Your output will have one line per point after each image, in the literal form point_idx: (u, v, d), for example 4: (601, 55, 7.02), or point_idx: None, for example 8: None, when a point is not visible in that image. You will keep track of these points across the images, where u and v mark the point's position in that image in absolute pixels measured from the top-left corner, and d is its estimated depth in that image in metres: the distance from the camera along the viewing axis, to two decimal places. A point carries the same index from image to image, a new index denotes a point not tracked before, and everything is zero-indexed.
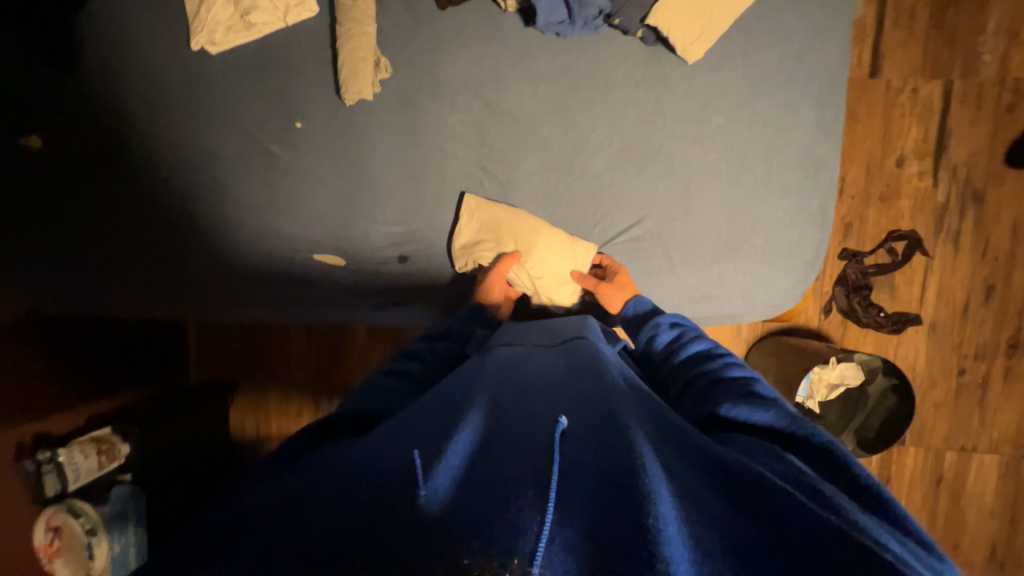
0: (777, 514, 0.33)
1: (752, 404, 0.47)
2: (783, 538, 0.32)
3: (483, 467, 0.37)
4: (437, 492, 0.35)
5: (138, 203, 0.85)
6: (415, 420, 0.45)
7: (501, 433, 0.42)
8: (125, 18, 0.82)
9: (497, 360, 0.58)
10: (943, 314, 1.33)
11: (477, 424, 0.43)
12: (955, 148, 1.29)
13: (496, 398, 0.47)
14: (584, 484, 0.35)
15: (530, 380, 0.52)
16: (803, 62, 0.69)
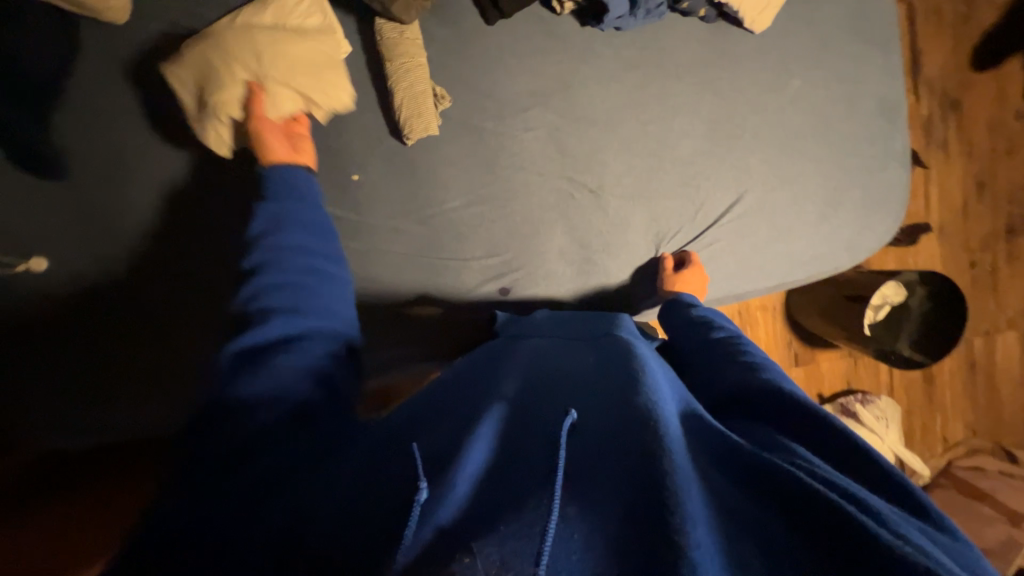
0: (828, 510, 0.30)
1: (797, 391, 0.43)
2: (801, 503, 0.30)
3: (526, 488, 0.32)
4: (450, 503, 0.32)
5: (114, 279, 0.70)
6: (450, 432, 0.38)
7: (520, 428, 0.38)
8: (119, 100, 0.70)
9: (521, 346, 0.54)
10: (948, 217, 1.44)
11: (519, 430, 0.38)
12: (928, 64, 1.38)
13: (530, 396, 0.42)
14: (594, 487, 0.32)
15: (553, 365, 0.48)
16: (859, 12, 0.71)
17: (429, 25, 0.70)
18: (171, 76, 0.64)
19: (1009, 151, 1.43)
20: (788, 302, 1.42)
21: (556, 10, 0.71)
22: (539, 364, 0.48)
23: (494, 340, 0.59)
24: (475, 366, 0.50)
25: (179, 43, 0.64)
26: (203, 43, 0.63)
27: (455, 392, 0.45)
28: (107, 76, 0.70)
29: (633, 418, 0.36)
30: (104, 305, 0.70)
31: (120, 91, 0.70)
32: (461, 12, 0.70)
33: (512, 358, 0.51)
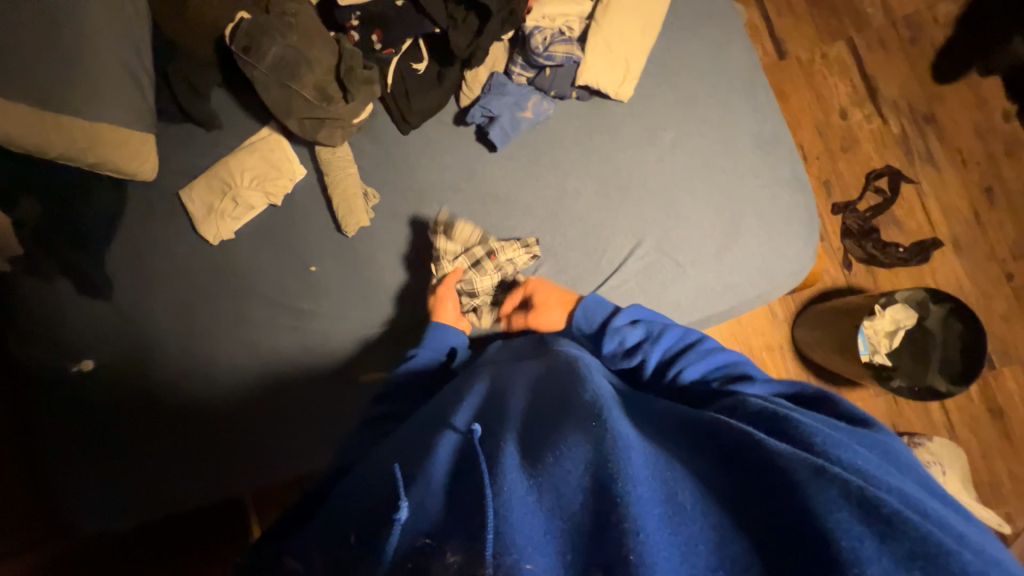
0: (757, 465, 0.43)
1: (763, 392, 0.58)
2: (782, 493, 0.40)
3: (499, 507, 0.39)
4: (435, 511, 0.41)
5: (151, 382, 0.96)
6: (450, 458, 0.47)
7: (522, 445, 0.46)
8: (154, 239, 0.98)
9: (492, 381, 0.63)
10: (959, 228, 1.34)
11: (500, 443, 0.46)
12: (886, 87, 1.39)
13: (527, 419, 0.51)
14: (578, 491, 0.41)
15: (525, 399, 0.56)
16: (720, 69, 0.79)
17: (358, 143, 0.88)
18: (187, 202, 0.91)
19: (1012, 153, 1.34)
20: (792, 340, 1.36)
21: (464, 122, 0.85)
22: (532, 392, 0.57)
23: (465, 376, 0.67)
24: (475, 396, 0.59)
25: (194, 180, 0.92)
26: (206, 180, 0.91)
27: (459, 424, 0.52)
28: (144, 222, 0.98)
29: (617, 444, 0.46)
30: (144, 406, 0.96)
31: (154, 232, 0.98)
32: (383, 128, 0.87)
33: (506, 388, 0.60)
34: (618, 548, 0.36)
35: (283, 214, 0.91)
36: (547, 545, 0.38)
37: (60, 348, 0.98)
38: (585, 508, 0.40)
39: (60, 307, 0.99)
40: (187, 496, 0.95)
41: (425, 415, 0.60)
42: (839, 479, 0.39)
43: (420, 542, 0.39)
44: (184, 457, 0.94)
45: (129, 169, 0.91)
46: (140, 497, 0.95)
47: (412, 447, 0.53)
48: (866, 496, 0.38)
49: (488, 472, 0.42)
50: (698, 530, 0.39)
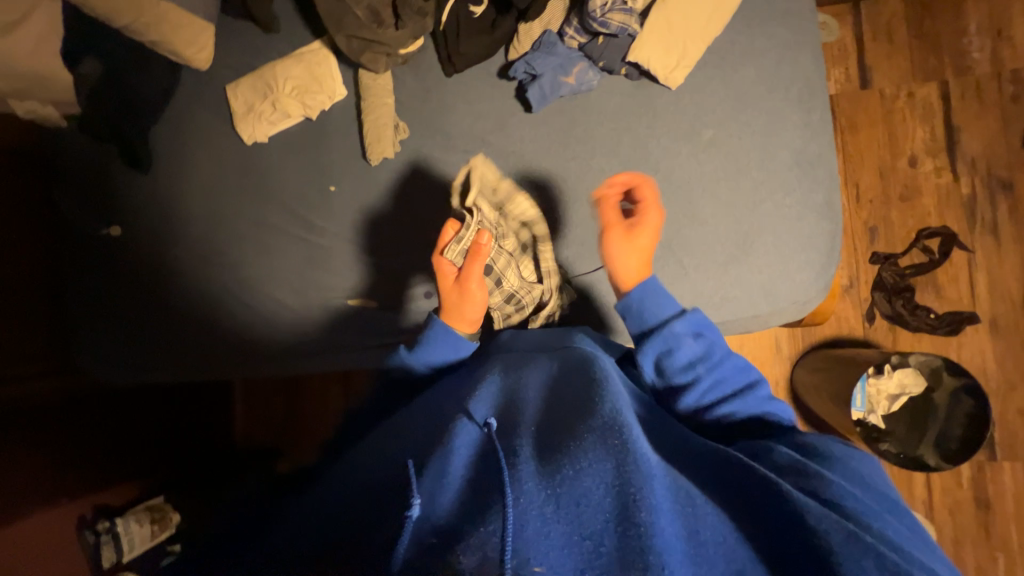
0: (783, 520, 0.47)
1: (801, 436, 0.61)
2: (804, 561, 0.44)
3: (517, 517, 0.43)
4: (445, 501, 0.47)
5: (167, 263, 1.02)
6: (468, 456, 0.52)
7: (543, 454, 0.50)
8: (195, 128, 1.02)
9: (514, 372, 0.66)
10: (1002, 308, 1.25)
11: (518, 450, 0.51)
12: (968, 142, 1.28)
13: (544, 424, 0.55)
14: (599, 507, 0.45)
15: (549, 398, 0.59)
16: (780, 75, 0.75)
17: (401, 75, 0.88)
18: (230, 98, 0.95)
19: None
20: (790, 379, 1.33)
21: (506, 77, 0.84)
22: (547, 392, 0.60)
23: (489, 362, 0.69)
24: (486, 390, 0.62)
25: (241, 78, 0.95)
26: (251, 79, 0.93)
27: (477, 418, 0.57)
28: (190, 109, 1.03)
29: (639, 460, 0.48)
30: (157, 282, 1.02)
31: (197, 121, 1.02)
32: (428, 66, 0.88)
33: (518, 386, 0.62)
34: (639, 575, 0.39)
35: (316, 130, 0.93)
36: (566, 557, 0.41)
37: (96, 209, 1.05)
38: (607, 528, 0.43)
39: (103, 172, 1.06)
40: (178, 371, 1.02)
41: (432, 403, 0.66)
42: (873, 550, 0.43)
43: (427, 540, 0.43)
44: (183, 336, 1.00)
45: (185, 54, 0.95)
46: (135, 360, 1.02)
47: (427, 426, 0.61)
48: (897, 571, 0.42)
49: (509, 480, 0.47)
50: (719, 573, 0.43)
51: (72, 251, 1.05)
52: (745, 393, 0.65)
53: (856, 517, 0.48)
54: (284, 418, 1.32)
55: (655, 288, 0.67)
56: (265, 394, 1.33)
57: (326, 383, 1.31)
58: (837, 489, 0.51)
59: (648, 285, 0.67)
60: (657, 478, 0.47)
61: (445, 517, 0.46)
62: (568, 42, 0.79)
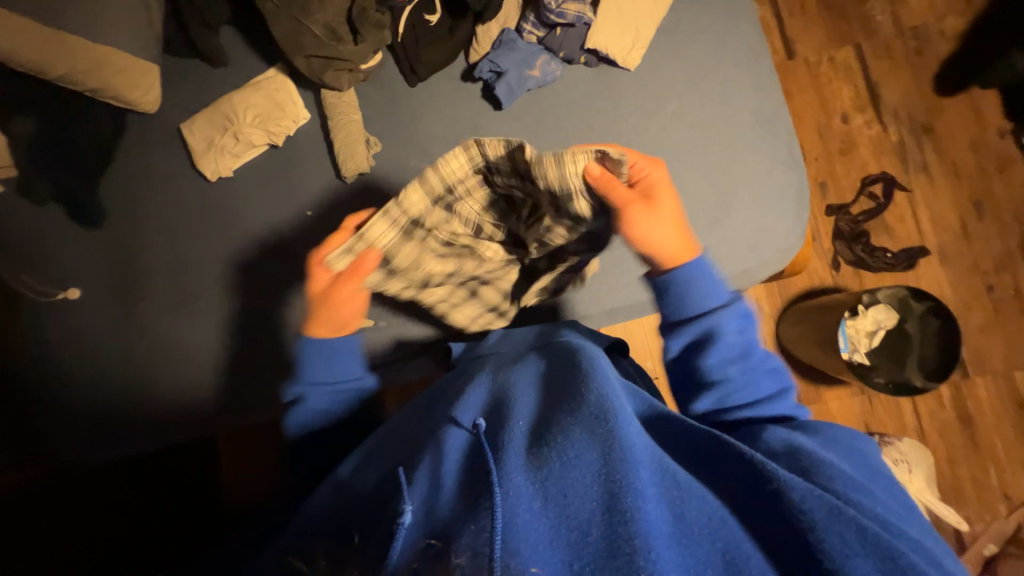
0: (769, 498, 0.50)
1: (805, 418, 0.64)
2: (781, 525, 0.48)
3: (507, 509, 0.45)
4: (438, 507, 0.49)
5: (136, 318, 0.96)
6: (459, 461, 0.54)
7: (532, 452, 0.52)
8: (150, 173, 0.98)
9: (502, 380, 0.69)
10: (946, 238, 1.36)
11: (507, 444, 0.53)
12: (888, 95, 1.41)
13: (533, 419, 0.57)
14: (587, 499, 0.47)
15: (538, 399, 0.62)
16: (726, 44, 0.80)
17: (364, 92, 0.88)
18: (186, 136, 0.91)
19: (1005, 169, 1.36)
20: (775, 335, 1.39)
21: (470, 79, 0.86)
22: (534, 394, 0.63)
23: (479, 374, 0.73)
24: (476, 395, 0.66)
25: (195, 115, 0.92)
26: (207, 115, 0.90)
27: (466, 423, 0.59)
28: (142, 155, 0.98)
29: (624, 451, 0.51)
30: (127, 340, 0.95)
31: (151, 166, 0.98)
32: (390, 79, 0.88)
33: (504, 389, 0.65)
34: (627, 559, 0.42)
35: (285, 157, 0.92)
36: (555, 550, 0.44)
37: (47, 273, 0.98)
38: (595, 516, 0.46)
39: (51, 232, 0.99)
40: (159, 432, 0.94)
41: (412, 428, 0.70)
42: (855, 524, 0.46)
43: (426, 543, 0.44)
44: (163, 391, 0.94)
45: (129, 98, 0.91)
46: (111, 430, 0.94)
47: (417, 440, 0.65)
48: (880, 543, 0.45)
49: (497, 474, 0.48)
50: (704, 553, 0.46)
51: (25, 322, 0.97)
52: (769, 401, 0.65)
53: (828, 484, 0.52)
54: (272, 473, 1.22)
55: (706, 277, 0.66)
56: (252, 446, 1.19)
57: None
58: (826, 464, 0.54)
59: (697, 276, 0.66)
60: (642, 465, 0.50)
61: (439, 519, 0.47)
62: (527, 37, 0.82)
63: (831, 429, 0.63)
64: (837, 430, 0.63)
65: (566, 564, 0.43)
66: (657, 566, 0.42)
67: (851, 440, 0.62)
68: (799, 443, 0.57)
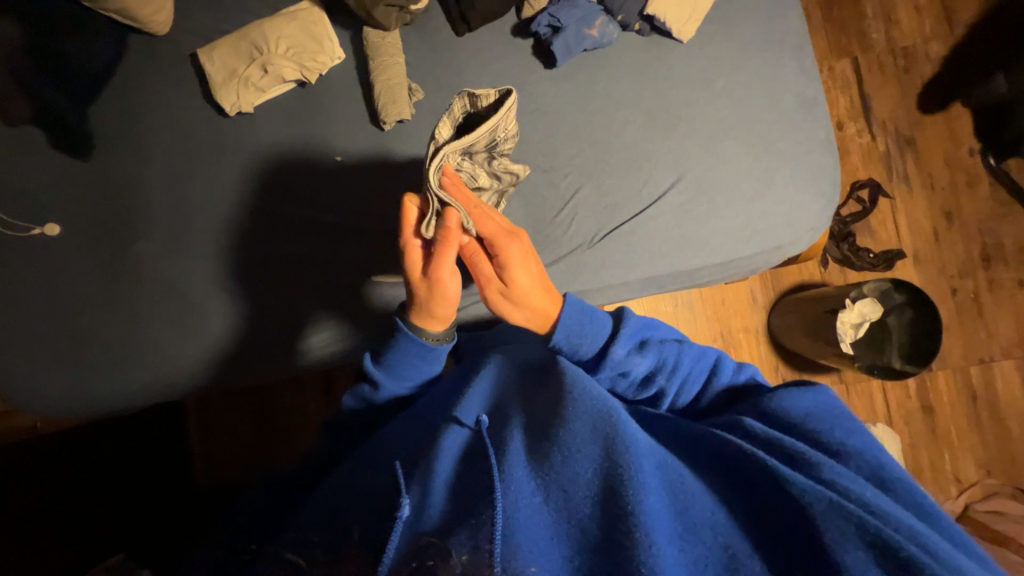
0: (769, 492, 0.47)
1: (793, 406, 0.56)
2: (775, 521, 0.46)
3: (508, 508, 0.47)
4: (433, 505, 0.51)
5: (126, 262, 0.86)
6: (458, 459, 0.56)
7: (533, 451, 0.53)
8: (153, 102, 0.88)
9: (501, 377, 0.68)
10: (920, 244, 1.49)
11: (508, 440, 0.54)
12: (878, 108, 1.52)
13: (533, 414, 0.58)
14: (586, 495, 0.48)
15: (542, 394, 0.61)
16: (775, 28, 0.83)
17: (408, 37, 0.84)
18: (203, 64, 0.83)
19: (973, 184, 1.50)
20: (767, 325, 1.46)
21: (522, 35, 0.84)
22: (534, 386, 0.64)
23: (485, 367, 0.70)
24: (480, 386, 0.66)
25: (215, 42, 0.84)
26: (229, 43, 0.83)
27: (466, 419, 0.60)
28: (145, 81, 0.88)
29: (621, 446, 0.49)
30: (115, 286, 0.86)
31: (155, 94, 0.88)
32: (437, 27, 0.85)
33: (510, 383, 0.66)
34: (626, 555, 0.43)
35: (315, 98, 0.86)
36: (553, 547, 0.46)
37: (23, 205, 0.86)
38: (593, 512, 0.47)
39: (30, 160, 0.87)
40: (150, 389, 0.85)
41: (416, 418, 0.67)
42: (854, 518, 0.43)
43: (425, 540, 0.46)
44: (159, 344, 0.85)
45: (140, 16, 0.83)
46: (90, 386, 0.84)
47: (421, 429, 0.64)
48: (878, 538, 0.42)
49: (497, 470, 0.50)
50: (708, 547, 0.45)
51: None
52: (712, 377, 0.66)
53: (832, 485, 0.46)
54: (252, 448, 1.14)
55: (574, 318, 0.65)
56: (229, 412, 1.14)
57: (308, 394, 1.16)
58: (820, 463, 0.48)
59: (565, 320, 0.65)
60: (645, 459, 0.49)
61: (436, 520, 0.49)
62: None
63: (782, 400, 0.57)
64: (791, 401, 0.57)
65: (563, 560, 0.46)
66: (658, 564, 0.41)
67: (812, 416, 0.55)
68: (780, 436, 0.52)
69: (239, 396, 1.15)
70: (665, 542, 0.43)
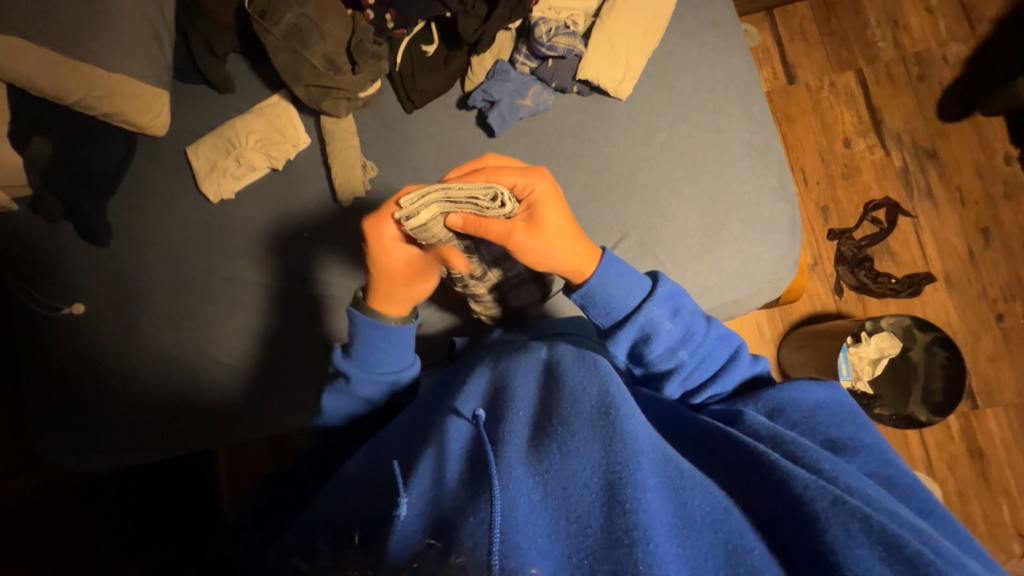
0: (772, 490, 0.44)
1: (808, 399, 0.56)
2: (783, 513, 0.42)
3: (504, 506, 0.38)
4: (423, 495, 0.42)
5: (132, 333, 0.97)
6: (461, 453, 0.46)
7: (534, 442, 0.45)
8: (156, 192, 1.01)
9: (481, 376, 0.60)
10: (952, 265, 1.34)
11: (506, 433, 0.46)
12: (890, 120, 1.40)
13: (534, 407, 0.50)
14: (587, 490, 0.41)
15: (548, 384, 0.54)
16: (717, 78, 0.81)
17: (363, 118, 0.90)
18: (192, 160, 0.95)
19: (1012, 196, 1.34)
20: (777, 360, 1.34)
21: (464, 107, 0.88)
22: (536, 378, 0.56)
23: (481, 356, 0.69)
24: (475, 385, 0.58)
25: (201, 139, 0.97)
26: (211, 141, 0.95)
27: (466, 414, 0.52)
28: (150, 176, 1.01)
29: (623, 439, 0.44)
30: (122, 355, 0.97)
31: (158, 186, 1.01)
32: (387, 106, 0.90)
33: (507, 373, 0.58)
34: (625, 553, 0.36)
35: (287, 182, 0.95)
36: (553, 544, 0.38)
37: (56, 289, 1.00)
38: (596, 508, 0.39)
39: (59, 250, 1.01)
40: (160, 446, 0.95)
41: (415, 422, 0.60)
42: (861, 514, 0.40)
43: (424, 543, 0.37)
44: (158, 407, 0.94)
45: (140, 122, 0.95)
46: (110, 443, 0.95)
47: (419, 434, 0.55)
48: (885, 534, 0.38)
49: (494, 463, 0.42)
50: (707, 544, 0.39)
51: (27, 336, 0.99)
52: (731, 363, 0.64)
53: (834, 480, 0.45)
54: None
55: (616, 268, 0.63)
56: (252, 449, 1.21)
57: None
58: (820, 453, 0.48)
59: (608, 266, 0.63)
60: (653, 456, 0.44)
61: (424, 522, 0.39)
62: (519, 69, 0.84)
63: (795, 391, 0.57)
64: (802, 391, 0.56)
65: (562, 559, 0.37)
66: (658, 564, 0.35)
67: (822, 408, 0.55)
68: (785, 432, 0.50)
69: (258, 441, 1.21)
70: (665, 538, 0.37)
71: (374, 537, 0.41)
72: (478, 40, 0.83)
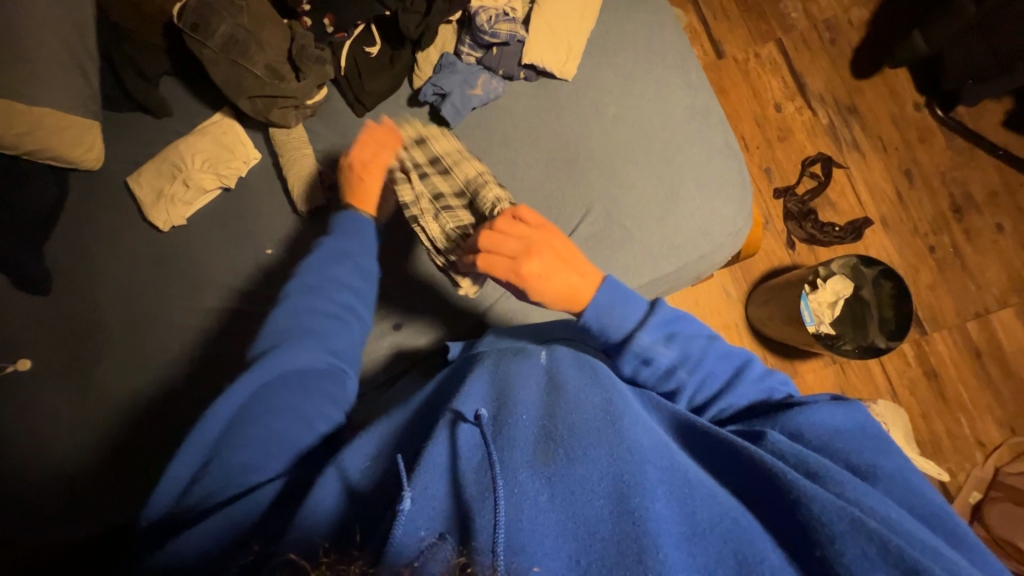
0: (784, 507, 0.44)
1: (823, 420, 0.55)
2: (790, 528, 0.43)
3: (512, 511, 0.39)
4: (430, 492, 0.42)
5: (88, 381, 0.91)
6: (466, 451, 0.46)
7: (541, 447, 0.46)
8: (97, 229, 0.95)
9: (483, 373, 0.59)
10: (885, 208, 1.45)
11: (511, 436, 0.47)
12: (812, 82, 1.51)
13: (537, 409, 0.51)
14: (596, 499, 0.41)
15: (553, 389, 0.54)
16: (654, 50, 0.86)
17: (314, 126, 0.89)
18: (135, 190, 0.91)
19: (925, 139, 1.48)
20: (746, 317, 1.41)
21: (416, 104, 0.88)
22: (537, 380, 0.56)
23: (479, 355, 0.67)
24: (477, 382, 0.57)
25: (141, 167, 0.92)
26: (153, 168, 0.91)
27: (468, 412, 0.50)
28: (88, 213, 0.95)
29: (632, 448, 0.45)
30: (80, 407, 0.90)
31: (99, 222, 0.95)
32: (338, 111, 0.89)
33: (509, 374, 0.57)
34: (632, 560, 0.37)
35: (241, 201, 0.92)
36: (561, 545, 0.39)
37: None
38: (604, 513, 0.40)
39: None
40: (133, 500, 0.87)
41: (413, 417, 0.59)
42: (877, 537, 0.40)
43: (426, 540, 0.38)
44: (129, 456, 0.88)
45: (72, 157, 0.90)
46: (76, 505, 0.87)
47: (418, 432, 0.54)
48: (901, 556, 0.39)
49: (500, 466, 0.43)
50: (715, 552, 0.40)
51: None
52: (738, 381, 0.64)
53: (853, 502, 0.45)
54: None
55: (609, 299, 0.63)
56: None
57: None
58: (837, 475, 0.47)
59: (599, 298, 0.63)
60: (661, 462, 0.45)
61: (432, 526, 0.39)
62: (466, 61, 0.86)
63: (813, 415, 0.56)
64: (821, 415, 0.56)
65: (571, 561, 0.38)
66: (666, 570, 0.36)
67: (842, 433, 0.54)
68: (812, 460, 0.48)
69: None
70: (673, 547, 0.39)
71: (372, 541, 0.40)
72: (421, 36, 0.84)
